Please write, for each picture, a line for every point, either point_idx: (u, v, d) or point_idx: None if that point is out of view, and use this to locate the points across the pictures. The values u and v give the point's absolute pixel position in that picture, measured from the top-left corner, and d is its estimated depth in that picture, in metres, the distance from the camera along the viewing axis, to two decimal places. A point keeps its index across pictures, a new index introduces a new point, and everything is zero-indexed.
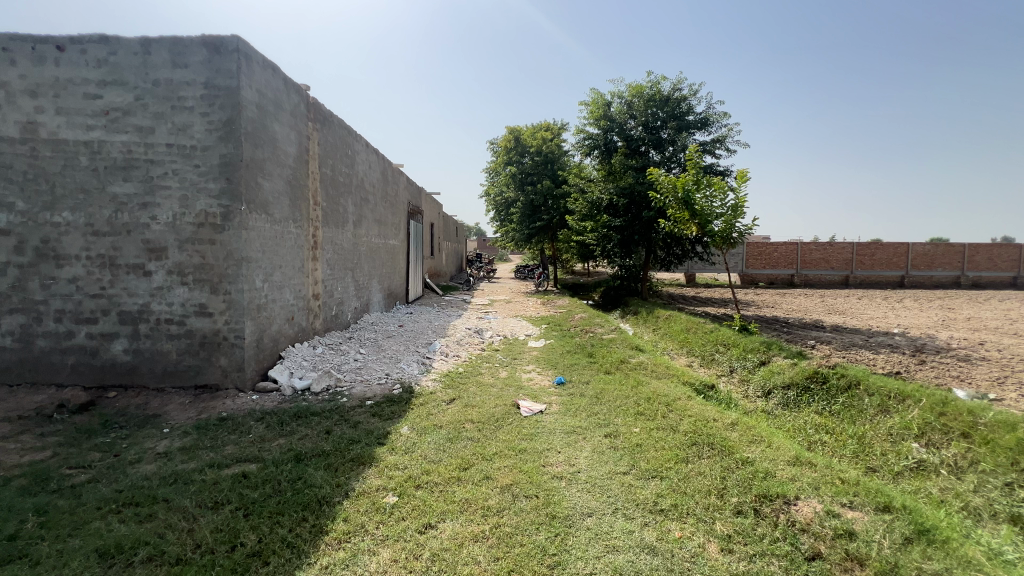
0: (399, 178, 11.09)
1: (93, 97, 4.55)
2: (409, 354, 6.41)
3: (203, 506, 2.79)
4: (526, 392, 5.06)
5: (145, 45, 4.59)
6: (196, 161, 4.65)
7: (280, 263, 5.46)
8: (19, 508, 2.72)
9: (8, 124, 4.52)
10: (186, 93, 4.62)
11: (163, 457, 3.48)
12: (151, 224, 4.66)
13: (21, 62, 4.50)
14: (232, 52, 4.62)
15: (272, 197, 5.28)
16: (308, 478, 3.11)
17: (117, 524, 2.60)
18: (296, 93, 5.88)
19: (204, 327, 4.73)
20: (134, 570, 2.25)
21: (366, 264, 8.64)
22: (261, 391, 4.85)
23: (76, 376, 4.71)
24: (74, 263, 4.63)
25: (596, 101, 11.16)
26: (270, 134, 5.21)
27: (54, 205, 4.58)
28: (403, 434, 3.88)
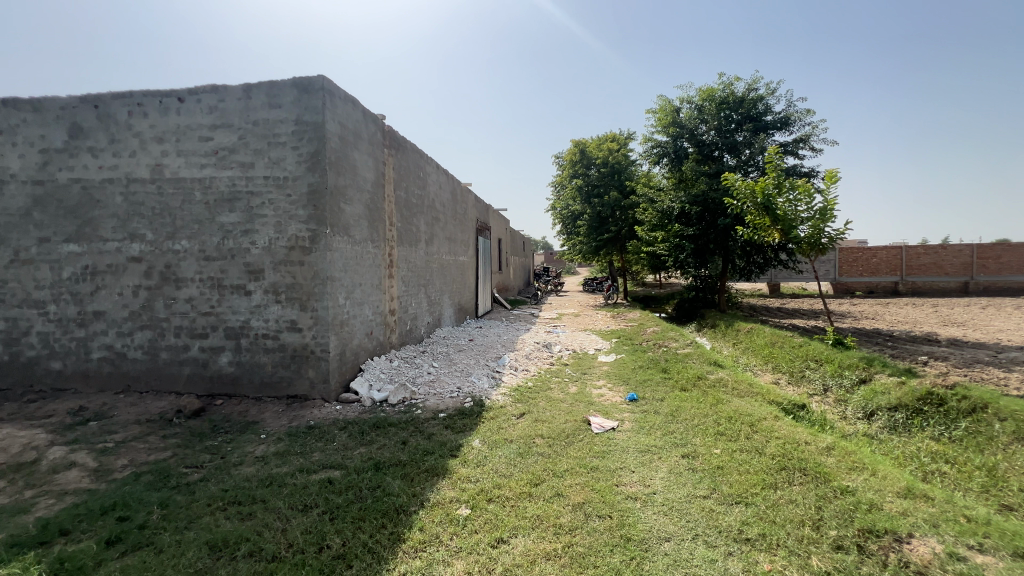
0: (468, 196, 11.47)
1: (206, 140, 5.20)
2: (480, 368, 6.52)
3: (294, 509, 3.01)
4: (597, 408, 4.95)
5: (246, 90, 5.17)
6: (288, 190, 5.13)
7: (360, 281, 5.83)
8: (147, 501, 3.11)
9: (141, 167, 5.27)
10: (280, 130, 5.13)
11: (260, 460, 3.82)
12: (250, 249, 5.19)
13: (151, 114, 5.26)
14: (318, 90, 5.08)
15: (353, 220, 5.68)
16: (387, 487, 3.25)
17: (222, 520, 2.87)
18: (373, 123, 6.32)
19: (295, 341, 5.16)
20: (237, 563, 2.46)
21: (438, 280, 8.98)
22: (343, 402, 5.16)
23: (191, 386, 5.32)
24: (190, 285, 5.26)
25: (664, 108, 10.87)
26: (351, 162, 5.63)
27: (175, 235, 5.26)
28: (474, 448, 3.94)
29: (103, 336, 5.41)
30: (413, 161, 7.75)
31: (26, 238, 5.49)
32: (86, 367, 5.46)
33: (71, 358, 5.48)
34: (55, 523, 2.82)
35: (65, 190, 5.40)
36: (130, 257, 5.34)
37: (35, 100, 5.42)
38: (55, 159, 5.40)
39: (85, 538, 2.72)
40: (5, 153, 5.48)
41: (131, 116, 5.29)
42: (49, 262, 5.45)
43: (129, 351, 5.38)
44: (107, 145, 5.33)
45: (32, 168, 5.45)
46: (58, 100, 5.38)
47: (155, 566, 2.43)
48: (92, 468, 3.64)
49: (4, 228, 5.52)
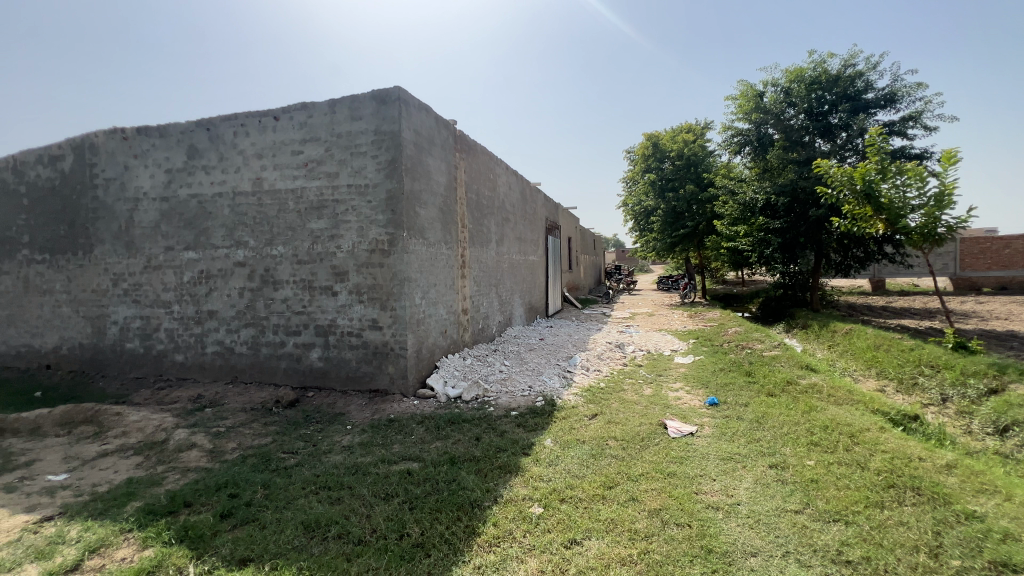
0: (537, 196, 11.51)
1: (297, 153, 5.67)
2: (551, 367, 6.52)
3: (378, 496, 3.20)
4: (674, 411, 4.74)
5: (331, 105, 5.57)
6: (368, 197, 5.46)
7: (435, 282, 6.06)
8: (253, 481, 3.46)
9: (245, 181, 5.87)
10: (361, 141, 5.47)
11: (347, 449, 4.10)
12: (336, 252, 5.59)
13: (252, 133, 5.84)
14: (394, 101, 5.35)
15: (428, 223, 5.92)
16: (462, 481, 3.35)
17: (315, 503, 3.12)
18: (445, 128, 6.53)
19: (376, 339, 5.47)
20: (328, 543, 2.66)
21: (508, 279, 9.10)
22: (421, 397, 5.40)
23: (287, 378, 5.83)
24: (285, 287, 5.77)
25: (745, 93, 10.17)
26: (425, 168, 5.87)
27: (273, 241, 5.80)
28: (546, 447, 3.94)
29: (215, 332, 6.10)
30: (484, 163, 7.92)
31: (155, 247, 6.33)
32: (202, 359, 6.19)
33: (191, 351, 6.24)
34: (181, 495, 3.22)
35: (185, 204, 6.16)
36: (236, 263, 5.97)
37: (161, 127, 6.23)
38: (177, 177, 6.18)
39: (203, 510, 3.08)
40: (139, 174, 6.36)
41: (236, 136, 5.90)
42: (173, 267, 6.25)
43: (236, 346, 6.02)
44: (217, 163, 5.99)
45: (160, 186, 6.27)
46: (178, 126, 6.15)
47: (259, 540, 2.70)
48: (208, 449, 4.12)
49: (139, 238, 6.41)
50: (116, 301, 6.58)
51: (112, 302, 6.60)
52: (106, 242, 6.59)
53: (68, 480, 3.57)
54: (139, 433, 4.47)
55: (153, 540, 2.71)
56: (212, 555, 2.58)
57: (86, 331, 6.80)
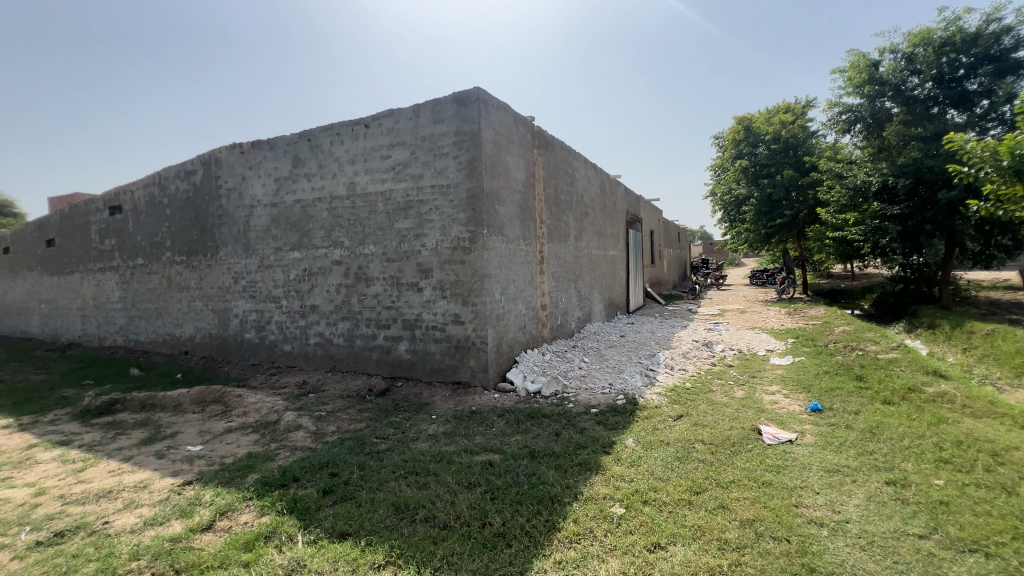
0: (617, 188, 11.19)
1: (386, 158, 6.03)
2: (632, 365, 6.33)
3: (461, 485, 3.32)
4: (770, 416, 4.38)
5: (416, 110, 5.84)
6: (450, 196, 5.66)
7: (514, 277, 6.15)
8: (350, 462, 3.76)
9: (340, 186, 6.37)
10: (443, 142, 5.69)
11: (432, 438, 4.31)
12: (422, 250, 5.87)
13: (346, 141, 6.30)
14: (474, 101, 5.49)
15: (507, 220, 6.01)
16: (542, 475, 3.38)
17: (404, 486, 3.32)
18: (523, 125, 6.58)
19: (459, 333, 5.68)
20: (416, 525, 2.82)
21: (587, 275, 8.97)
22: (501, 391, 5.51)
23: (378, 368, 6.26)
24: (376, 283, 6.18)
25: (856, 64, 9.10)
26: (504, 165, 5.97)
27: (365, 241, 6.24)
28: (628, 446, 3.84)
29: (317, 325, 6.70)
30: (562, 158, 7.86)
31: (267, 248, 7.08)
32: (306, 349, 6.84)
33: (297, 342, 6.91)
34: (290, 471, 3.59)
35: (291, 209, 6.82)
36: (334, 261, 6.50)
37: (271, 141, 6.94)
38: (284, 185, 6.86)
39: (309, 486, 3.41)
40: (253, 184, 7.15)
41: (332, 144, 6.41)
42: (281, 266, 6.96)
43: (334, 338, 6.56)
44: (317, 171, 6.56)
45: (270, 194, 7.00)
46: (284, 139, 6.81)
47: (356, 516, 2.93)
48: (312, 431, 4.55)
49: (254, 241, 7.21)
50: (236, 296, 7.47)
51: (234, 298, 7.51)
52: (229, 244, 7.50)
53: (202, 451, 4.13)
54: (256, 413, 5.05)
55: (269, 509, 3.05)
56: (317, 527, 2.84)
57: (214, 322, 7.81)
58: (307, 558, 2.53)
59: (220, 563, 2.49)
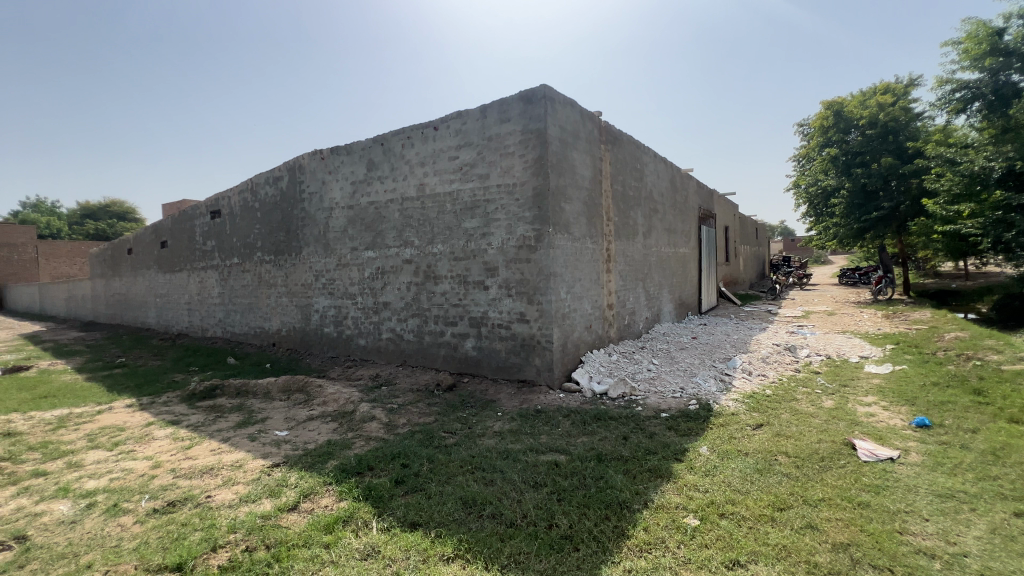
0: (689, 182, 10.69)
1: (454, 159, 6.18)
2: (705, 369, 6.02)
3: (527, 483, 3.32)
4: (866, 430, 3.97)
5: (483, 111, 5.93)
6: (516, 195, 5.68)
7: (580, 276, 6.06)
8: (420, 455, 3.89)
9: (411, 187, 6.61)
10: (509, 142, 5.72)
11: (498, 435, 4.35)
12: (488, 249, 5.95)
13: (416, 143, 6.53)
14: (540, 99, 5.46)
15: (573, 217, 5.94)
16: (610, 479, 3.30)
17: (471, 482, 3.38)
18: (590, 121, 6.46)
19: (524, 332, 5.69)
20: (483, 521, 2.86)
21: (656, 274, 8.66)
22: (566, 391, 5.46)
23: (446, 364, 6.43)
24: (444, 281, 6.35)
25: (974, 34, 8.05)
26: (570, 162, 5.89)
27: (433, 240, 6.43)
28: (702, 454, 3.65)
29: (389, 321, 7.02)
30: (630, 152, 7.63)
31: (344, 248, 7.52)
32: (379, 343, 7.18)
33: (371, 337, 7.28)
34: (365, 460, 3.79)
35: (365, 211, 7.19)
36: (405, 260, 6.76)
37: (348, 146, 7.36)
38: (359, 188, 7.24)
39: (382, 475, 3.57)
40: (332, 187, 7.62)
41: (404, 147, 6.67)
42: (357, 265, 7.35)
43: (405, 334, 6.84)
44: (389, 173, 6.86)
45: (347, 196, 7.42)
46: (360, 144, 7.19)
47: (426, 508, 3.03)
48: (384, 423, 4.77)
49: (333, 241, 7.68)
50: (317, 293, 8.00)
51: (315, 294, 8.05)
52: (311, 244, 8.05)
53: (288, 436, 4.46)
54: (334, 403, 5.39)
55: (347, 494, 3.23)
56: (390, 515, 2.96)
57: (298, 317, 8.42)
58: (381, 545, 2.64)
59: (304, 542, 2.67)
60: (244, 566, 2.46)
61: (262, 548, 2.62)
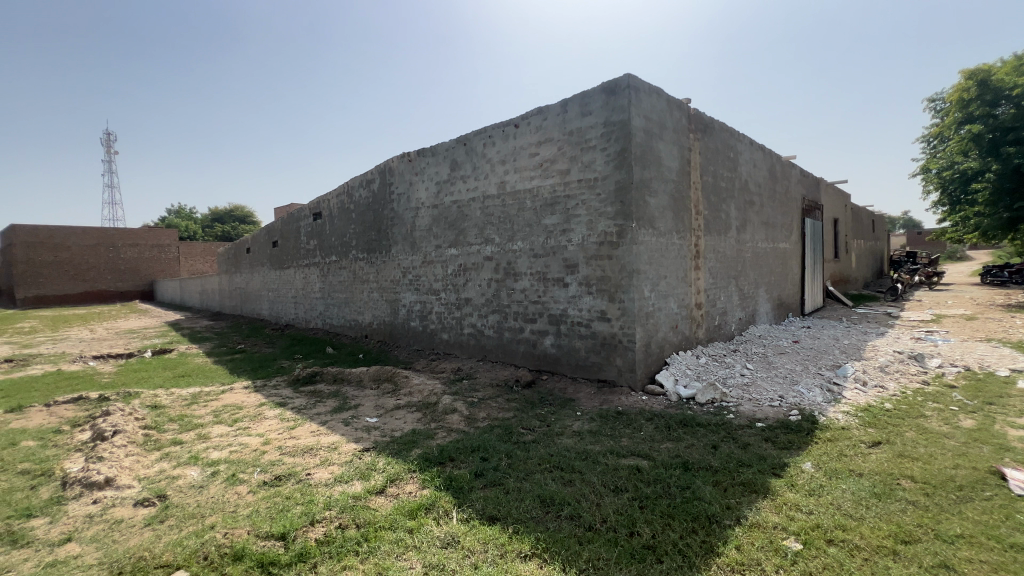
0: (791, 171, 9.74)
1: (534, 155, 6.17)
2: (809, 377, 5.43)
3: (607, 487, 3.22)
4: (1019, 458, 3.33)
5: (564, 106, 5.85)
6: (598, 190, 5.53)
7: (665, 274, 5.77)
8: (499, 449, 3.94)
9: (492, 185, 6.72)
10: (591, 135, 5.58)
11: (577, 435, 4.27)
12: (568, 246, 5.86)
13: (497, 142, 6.61)
14: (624, 89, 5.26)
15: (658, 212, 5.66)
16: (697, 490, 3.09)
17: (549, 480, 3.35)
18: (678, 109, 6.11)
19: (605, 330, 5.53)
20: (561, 521, 2.82)
21: (751, 271, 8.00)
22: (649, 393, 5.23)
23: (525, 361, 6.46)
24: (524, 278, 6.38)
25: None
26: (656, 154, 5.62)
27: (513, 237, 6.49)
28: (805, 471, 3.30)
29: (470, 317, 7.20)
30: (723, 141, 7.10)
31: (429, 246, 7.85)
32: (461, 338, 7.40)
33: (453, 331, 7.53)
34: (446, 450, 3.91)
35: (449, 210, 7.44)
36: (486, 257, 6.90)
37: (433, 148, 7.65)
38: (443, 188, 7.50)
39: (462, 466, 3.66)
40: (418, 188, 7.97)
41: (485, 146, 6.79)
42: (440, 262, 7.64)
43: (485, 329, 6.98)
44: (471, 173, 7.02)
45: (432, 196, 7.73)
46: (444, 145, 7.44)
47: (505, 502, 3.05)
48: (465, 415, 4.89)
49: (419, 240, 8.04)
50: (404, 289, 8.44)
51: (402, 290, 8.50)
52: (399, 243, 8.50)
53: (377, 423, 4.75)
54: (419, 393, 5.65)
55: (429, 483, 3.36)
56: (470, 507, 3.03)
57: (387, 311, 8.95)
58: (461, 535, 2.70)
59: (390, 525, 2.81)
60: (338, 542, 2.64)
61: (353, 527, 2.80)
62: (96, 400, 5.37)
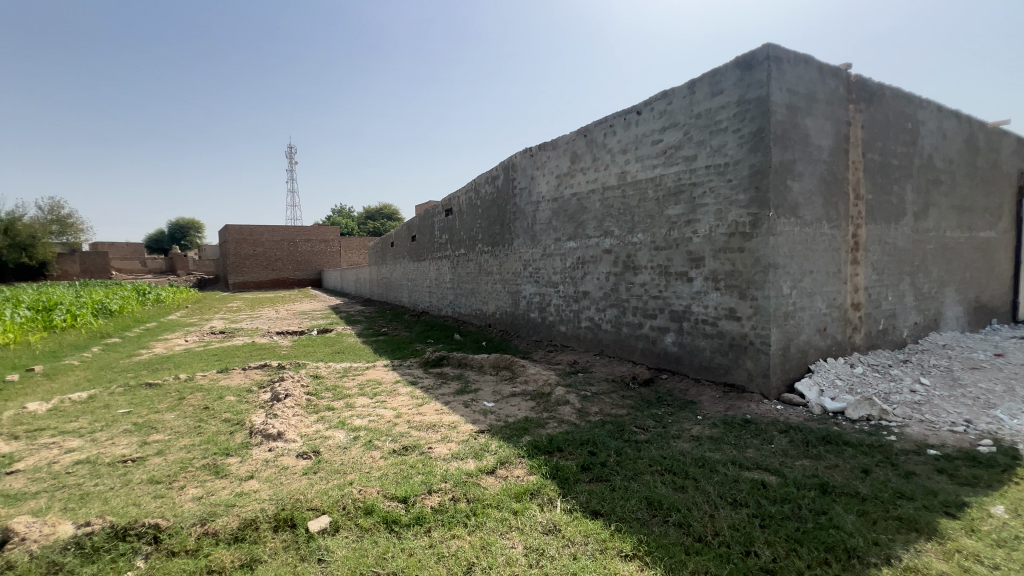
0: (1002, 139, 7.72)
1: (657, 142, 5.86)
2: (1015, 400, 4.30)
3: (723, 499, 2.98)
4: None
5: (691, 87, 5.45)
6: (729, 176, 5.05)
7: (811, 268, 5.05)
8: (608, 445, 3.88)
9: (612, 176, 6.57)
10: (721, 116, 5.11)
11: (695, 439, 4.00)
12: (693, 237, 5.47)
13: (618, 131, 6.43)
14: (762, 62, 4.72)
15: (804, 198, 4.96)
16: (835, 517, 2.69)
17: (659, 483, 3.20)
18: (834, 77, 5.26)
19: (734, 330, 5.06)
20: (668, 527, 2.69)
21: (935, 266, 6.56)
22: (786, 403, 4.65)
23: (643, 358, 6.22)
24: (644, 272, 6.14)
25: None
26: (802, 131, 4.93)
27: (633, 229, 6.27)
28: (994, 517, 2.65)
29: (588, 310, 7.16)
30: (896, 109, 5.92)
31: (549, 238, 7.97)
32: (578, 331, 7.41)
33: (571, 324, 7.57)
34: (555, 440, 3.99)
35: (568, 203, 7.46)
36: (605, 250, 6.78)
37: (554, 141, 7.72)
38: (563, 180, 7.55)
39: (570, 458, 3.70)
40: (540, 182, 8.13)
41: (606, 136, 6.64)
42: (560, 255, 7.71)
43: (603, 323, 6.88)
44: (591, 164, 6.94)
45: (552, 190, 7.83)
46: (565, 138, 7.46)
47: (609, 499, 3.01)
48: (577, 408, 4.92)
49: (540, 233, 8.21)
50: (525, 281, 8.72)
51: (523, 282, 8.78)
52: (520, 236, 8.79)
53: (493, 407, 5.03)
54: (534, 383, 5.82)
55: (537, 469, 3.47)
56: (574, 498, 3.05)
57: (509, 302, 9.33)
58: (563, 524, 2.75)
59: (496, 504, 2.98)
60: (449, 512, 2.88)
61: (464, 501, 3.03)
62: (276, 368, 6.60)
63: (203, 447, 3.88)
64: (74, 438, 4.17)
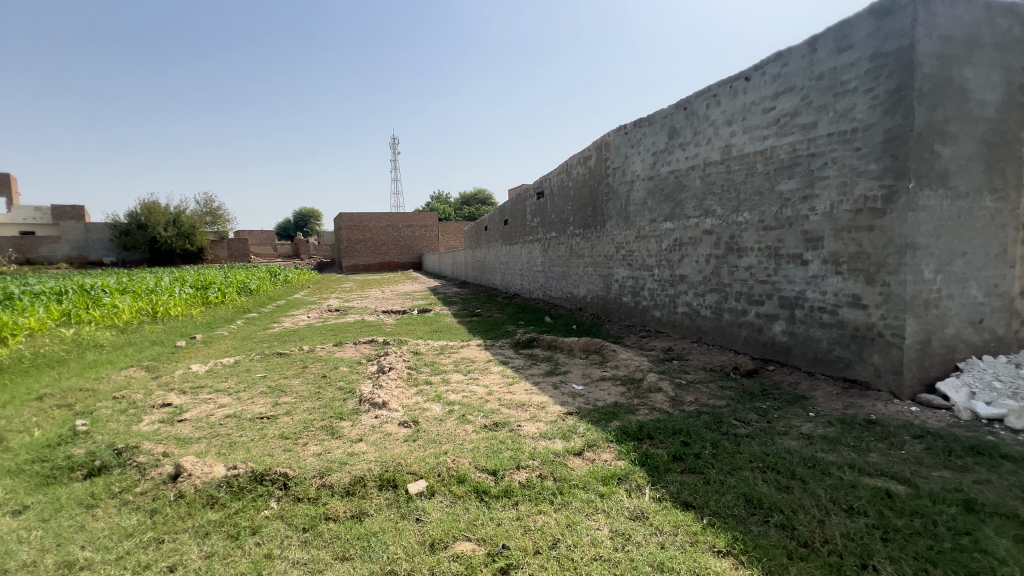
0: None
1: (769, 110, 5.29)
2: None
3: (837, 504, 2.69)
4: None
5: (813, 44, 4.82)
6: (857, 143, 4.42)
7: (964, 249, 4.27)
8: (704, 437, 3.68)
9: (714, 150, 6.09)
10: (849, 75, 4.47)
11: (806, 438, 3.64)
12: (810, 215, 4.90)
13: (723, 100, 5.92)
14: (905, 6, 4.03)
15: (957, 165, 4.18)
16: (983, 540, 2.30)
17: (760, 481, 2.98)
18: (1006, 15, 4.32)
19: (858, 319, 4.48)
20: (769, 528, 2.51)
21: None
22: (923, 405, 4.04)
23: (747, 347, 5.77)
24: (750, 254, 5.65)
25: None
26: (957, 85, 4.13)
27: (738, 208, 5.78)
28: None
29: (686, 295, 6.79)
30: None
31: (644, 219, 7.65)
32: (674, 317, 7.07)
33: (666, 309, 7.24)
34: (646, 427, 3.88)
35: (665, 181, 7.08)
36: (705, 231, 6.34)
37: (650, 117, 7.34)
38: (660, 157, 7.16)
39: (661, 446, 3.58)
40: (634, 160, 7.81)
41: (709, 108, 6.16)
42: (655, 236, 7.37)
43: (702, 309, 6.49)
44: (692, 138, 6.48)
45: (648, 167, 7.48)
46: (663, 112, 7.05)
47: (702, 492, 2.88)
48: (670, 396, 4.73)
49: (634, 214, 7.91)
50: (618, 264, 8.48)
51: (616, 265, 8.55)
52: (613, 218, 8.55)
53: (583, 390, 5.02)
54: (625, 368, 5.71)
55: (625, 455, 3.42)
56: (664, 487, 2.97)
57: (600, 286, 9.17)
58: (650, 512, 2.69)
59: (583, 485, 3.00)
60: (536, 488, 2.96)
61: (551, 479, 3.09)
62: (381, 343, 7.21)
63: (321, 410, 4.40)
64: (225, 395, 4.96)
